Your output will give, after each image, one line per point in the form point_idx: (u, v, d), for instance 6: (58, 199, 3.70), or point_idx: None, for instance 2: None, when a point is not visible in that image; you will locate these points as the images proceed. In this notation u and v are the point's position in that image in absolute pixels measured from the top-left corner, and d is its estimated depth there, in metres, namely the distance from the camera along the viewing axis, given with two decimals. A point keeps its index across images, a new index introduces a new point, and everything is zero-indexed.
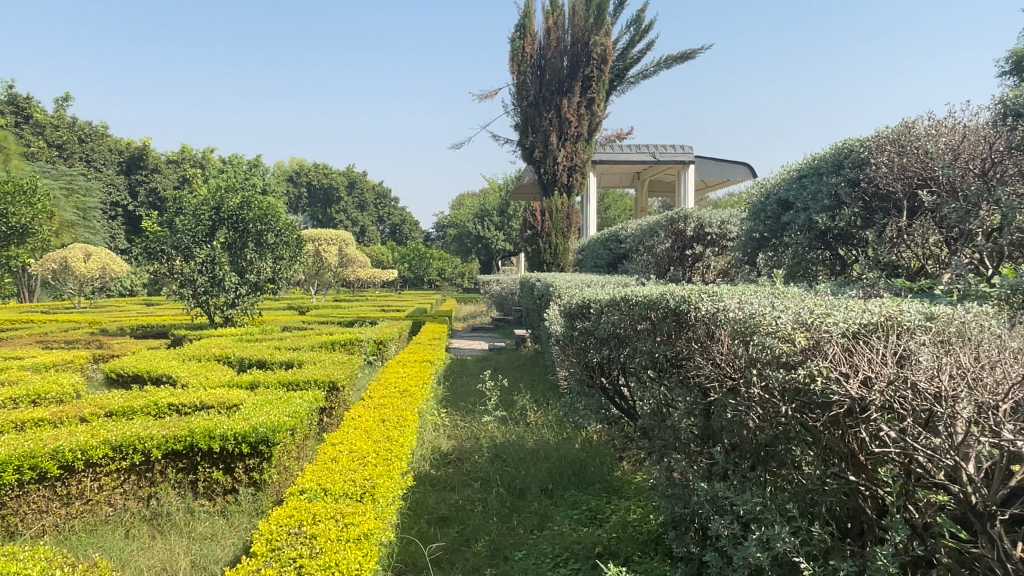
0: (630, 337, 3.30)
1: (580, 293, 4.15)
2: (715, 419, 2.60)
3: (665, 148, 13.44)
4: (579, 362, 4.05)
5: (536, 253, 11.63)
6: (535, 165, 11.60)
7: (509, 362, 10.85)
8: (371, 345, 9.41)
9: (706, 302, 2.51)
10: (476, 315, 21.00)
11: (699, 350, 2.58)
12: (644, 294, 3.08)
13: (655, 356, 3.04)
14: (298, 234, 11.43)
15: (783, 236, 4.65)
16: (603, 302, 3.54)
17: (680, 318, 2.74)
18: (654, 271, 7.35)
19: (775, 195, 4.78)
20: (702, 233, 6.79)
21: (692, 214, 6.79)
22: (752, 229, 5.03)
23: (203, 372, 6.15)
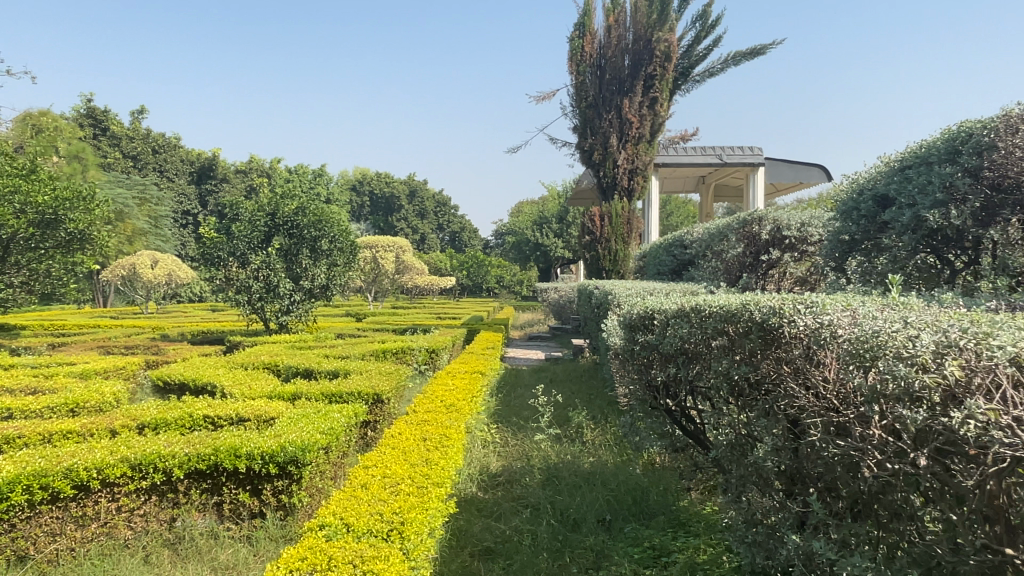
0: (701, 354, 2.85)
1: (642, 302, 3.70)
2: (807, 458, 2.15)
3: (732, 150, 12.79)
4: (641, 379, 3.62)
5: (594, 260, 11.17)
6: (594, 168, 11.17)
7: (566, 374, 10.41)
8: (423, 355, 9.13)
9: (804, 315, 2.07)
10: (533, 324, 20.61)
11: (793, 374, 2.14)
12: (720, 304, 2.64)
13: (732, 378, 2.58)
14: (352, 240, 11.29)
15: (882, 237, 4.11)
16: (669, 313, 3.11)
17: (766, 335, 2.29)
18: (723, 278, 6.84)
19: (871, 190, 4.23)
20: (779, 237, 6.16)
21: (767, 216, 6.22)
22: (840, 230, 4.49)
23: (248, 381, 5.94)
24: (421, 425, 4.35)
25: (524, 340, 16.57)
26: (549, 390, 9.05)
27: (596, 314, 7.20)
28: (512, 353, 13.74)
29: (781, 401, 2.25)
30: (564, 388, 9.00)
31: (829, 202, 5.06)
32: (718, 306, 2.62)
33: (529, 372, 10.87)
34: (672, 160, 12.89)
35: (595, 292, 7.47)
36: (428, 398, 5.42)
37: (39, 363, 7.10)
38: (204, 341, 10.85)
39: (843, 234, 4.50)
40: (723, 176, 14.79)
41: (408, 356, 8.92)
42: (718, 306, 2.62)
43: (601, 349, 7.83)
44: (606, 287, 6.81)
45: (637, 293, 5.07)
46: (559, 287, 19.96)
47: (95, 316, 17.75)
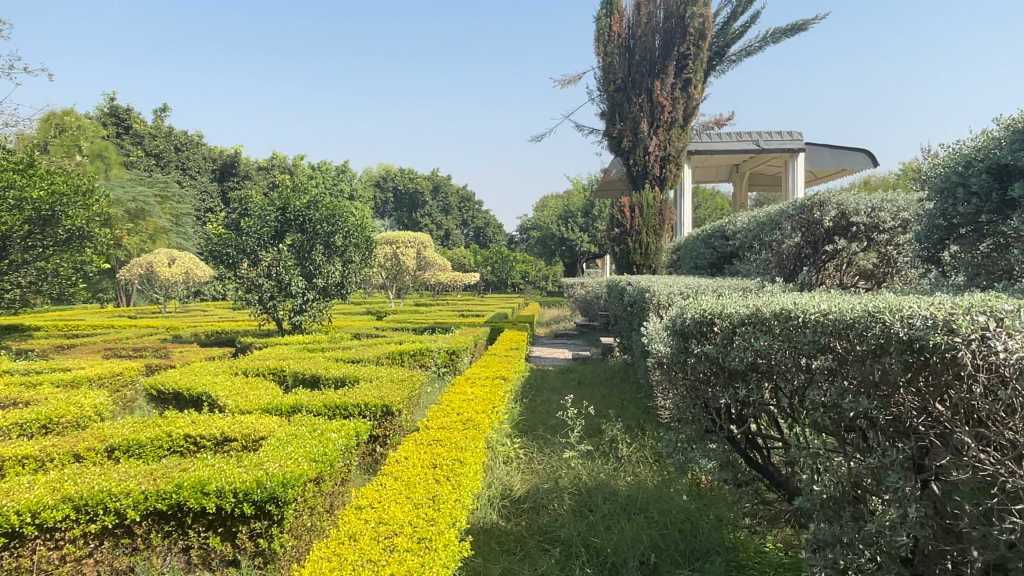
0: (792, 374, 2.33)
1: (693, 302, 3.10)
2: (974, 522, 1.79)
3: (771, 135, 11.99)
4: (690, 398, 3.08)
5: (624, 254, 10.50)
6: (623, 156, 10.49)
7: (594, 376, 9.76)
8: (442, 357, 8.54)
9: (986, 345, 1.69)
10: (559, 320, 19.93)
11: (965, 419, 1.76)
12: (822, 312, 2.16)
13: (845, 411, 2.09)
14: (367, 235, 10.75)
15: (1011, 218, 3.40)
16: (739, 319, 2.53)
17: (916, 363, 1.85)
18: (776, 272, 6.15)
19: (989, 160, 3.50)
20: (844, 224, 5.50)
21: (829, 200, 5.53)
22: (950, 215, 3.78)
23: (246, 390, 5.39)
24: (432, 445, 3.79)
25: (549, 338, 15.93)
26: (576, 393, 8.42)
27: (630, 313, 6.55)
28: (537, 352, 13.09)
29: (936, 450, 1.85)
30: (592, 392, 8.36)
31: (916, 182, 4.38)
32: (818, 312, 2.16)
33: (555, 374, 10.24)
34: (707, 146, 12.17)
35: (628, 288, 6.81)
36: (443, 410, 4.83)
37: (31, 370, 6.65)
38: (216, 343, 10.40)
39: (948, 217, 3.81)
40: (759, 164, 13.98)
41: (427, 359, 8.36)
42: (818, 313, 2.17)
43: (634, 351, 7.17)
44: (640, 283, 6.15)
45: (679, 291, 4.43)
46: (586, 282, 19.24)
47: (113, 316, 17.50)
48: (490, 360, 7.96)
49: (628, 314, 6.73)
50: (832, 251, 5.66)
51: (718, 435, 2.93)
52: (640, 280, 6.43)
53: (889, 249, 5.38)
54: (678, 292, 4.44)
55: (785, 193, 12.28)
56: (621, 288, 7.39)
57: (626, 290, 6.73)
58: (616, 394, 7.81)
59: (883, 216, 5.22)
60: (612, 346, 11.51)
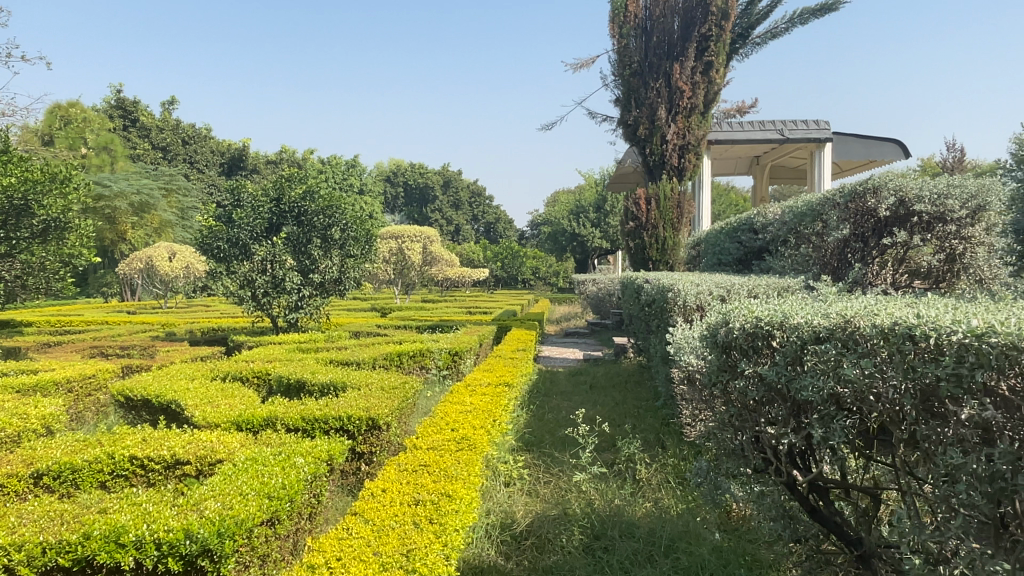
0: (912, 415, 1.76)
1: (739, 307, 2.54)
2: None
3: (796, 124, 11.33)
4: (736, 427, 2.49)
5: (639, 249, 9.85)
6: (639, 145, 9.86)
7: (606, 378, 9.14)
8: (444, 360, 7.96)
9: None
10: (570, 318, 19.32)
11: None
12: (973, 334, 1.60)
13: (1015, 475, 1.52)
14: (369, 229, 10.09)
15: None
16: (826, 331, 1.98)
17: None
18: (818, 267, 5.65)
19: None
20: (903, 213, 4.95)
21: (887, 185, 4.98)
22: None
23: (219, 398, 4.84)
24: (416, 472, 3.20)
25: (560, 337, 15.32)
26: (587, 399, 7.80)
27: (649, 313, 5.94)
28: (547, 352, 12.49)
29: None
30: (604, 398, 7.74)
31: None
32: (964, 333, 1.61)
33: (564, 376, 9.62)
34: (730, 135, 11.51)
35: (646, 283, 6.20)
36: (436, 423, 4.26)
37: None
38: (208, 342, 9.87)
39: None
40: (782, 155, 13.31)
41: (426, 361, 7.75)
42: (964, 335, 1.61)
43: (652, 355, 6.56)
44: (660, 279, 5.54)
45: (712, 293, 3.85)
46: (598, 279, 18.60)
47: (112, 311, 17.06)
48: (494, 363, 7.37)
49: (646, 314, 6.11)
50: (885, 244, 5.14)
51: (772, 477, 2.32)
52: (661, 276, 5.82)
53: (953, 242, 4.76)
54: (709, 294, 3.86)
55: (811, 185, 11.61)
56: (637, 283, 6.79)
57: (644, 286, 6.11)
58: (631, 401, 7.20)
59: (950, 204, 4.67)
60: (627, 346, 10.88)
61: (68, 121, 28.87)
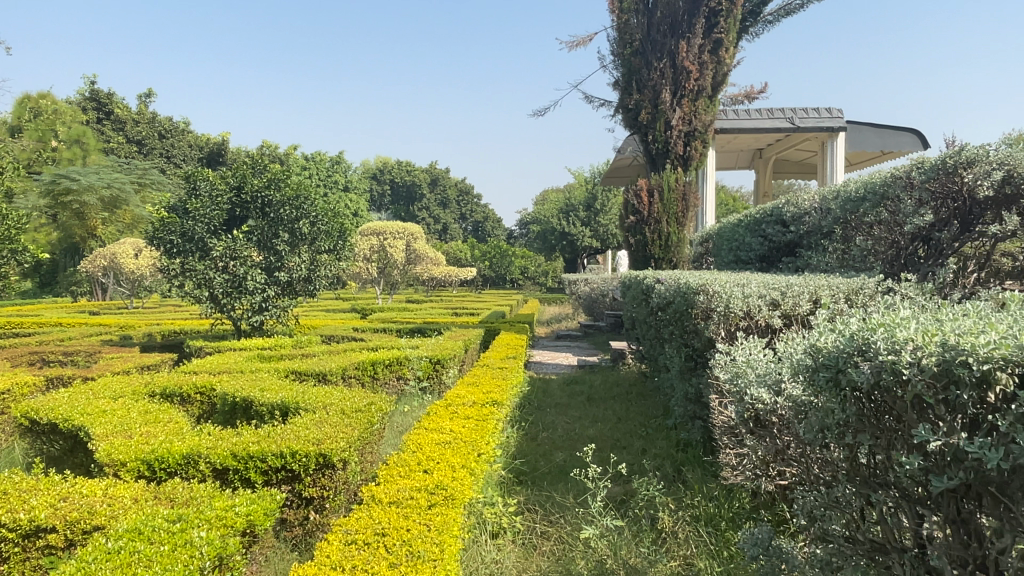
0: None
1: (867, 327, 1.75)
2: None
3: (807, 112, 10.52)
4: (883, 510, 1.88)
5: (640, 245, 8.98)
6: (640, 132, 8.98)
7: (606, 388, 8.27)
8: (426, 369, 7.07)
9: None
10: (561, 319, 18.44)
11: None
12: None
13: None
14: (342, 222, 9.18)
15: None
16: None
17: None
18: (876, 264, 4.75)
19: None
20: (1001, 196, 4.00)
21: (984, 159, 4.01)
22: None
23: (140, 424, 3.91)
24: (364, 548, 2.30)
25: (551, 340, 14.43)
26: (585, 414, 6.94)
27: (664, 319, 5.07)
28: (538, 357, 11.59)
29: None
30: (606, 413, 6.85)
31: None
32: None
33: (558, 385, 8.74)
34: (736, 122, 10.67)
35: (658, 282, 5.32)
36: (410, 457, 3.41)
37: None
38: (164, 347, 8.91)
39: None
40: (789, 147, 12.47)
41: (404, 370, 6.89)
42: None
43: (664, 367, 5.69)
44: (678, 278, 4.67)
45: (766, 302, 3.06)
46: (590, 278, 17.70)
47: (75, 312, 16.04)
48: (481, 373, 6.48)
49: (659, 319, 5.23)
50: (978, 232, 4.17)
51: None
52: (677, 275, 4.96)
53: None
54: (761, 302, 3.07)
55: (822, 178, 10.80)
56: (644, 280, 5.92)
57: (656, 286, 5.23)
58: (636, 418, 6.31)
59: None
60: (626, 352, 10.00)
61: (38, 113, 27.74)
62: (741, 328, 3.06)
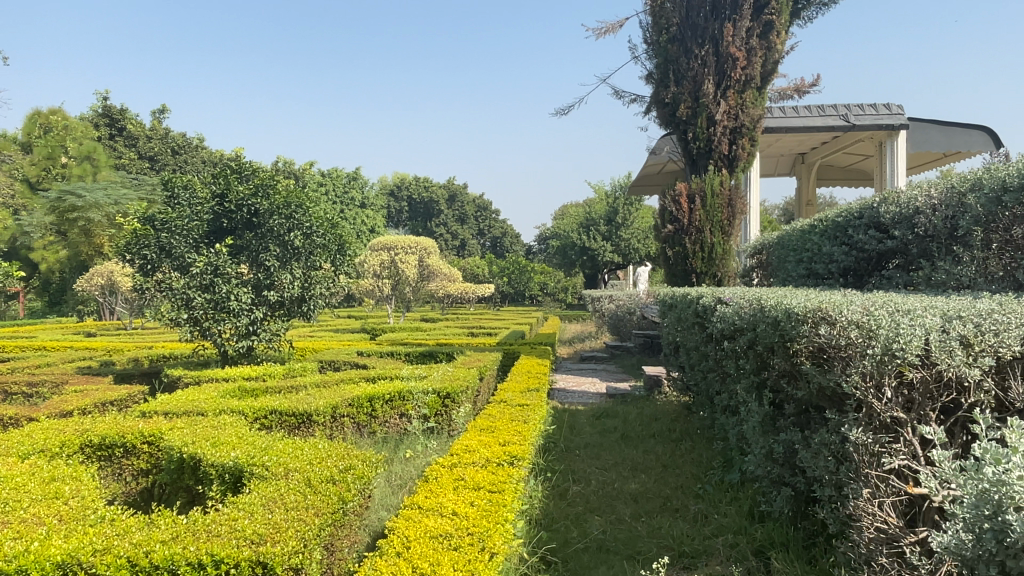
0: None
1: None
2: None
3: (863, 108, 9.40)
4: None
5: (680, 259, 7.87)
6: (678, 130, 7.92)
7: (644, 422, 7.14)
8: (435, 407, 6.04)
9: None
10: (584, 338, 17.28)
11: None
12: None
13: None
14: (341, 233, 8.10)
15: None
16: None
17: None
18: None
19: None
20: None
21: None
22: None
23: (33, 502, 2.88)
24: None
25: (574, 361, 13.30)
26: (623, 458, 5.82)
27: (734, 349, 3.96)
28: (561, 383, 10.46)
29: None
30: (649, 458, 5.72)
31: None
32: None
33: (587, 419, 7.62)
34: (786, 120, 9.57)
35: (720, 300, 4.21)
36: (395, 561, 2.35)
37: None
38: (143, 376, 7.93)
39: None
40: (837, 150, 11.34)
41: (407, 408, 5.91)
42: None
43: (727, 407, 4.57)
44: (757, 296, 3.55)
45: (957, 340, 2.06)
46: (615, 295, 16.53)
47: (71, 333, 15.19)
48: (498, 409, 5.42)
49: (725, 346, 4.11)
50: None
51: None
52: (750, 291, 3.85)
53: None
54: (948, 341, 2.06)
55: (880, 182, 9.66)
56: (696, 297, 4.81)
57: (720, 306, 4.12)
58: (687, 467, 5.17)
59: None
60: (662, 378, 8.86)
61: (48, 130, 27.34)
62: (930, 382, 2.11)
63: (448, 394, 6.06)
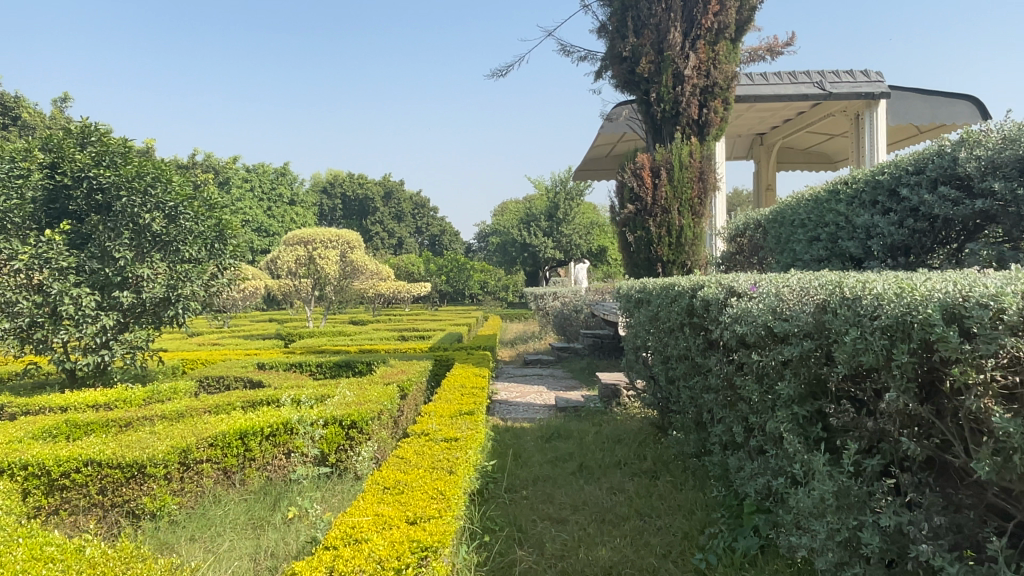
0: None
1: None
2: None
3: (839, 75, 8.34)
4: None
5: (642, 245, 6.52)
6: (638, 91, 6.59)
7: (605, 447, 5.76)
8: (337, 441, 4.60)
9: None
10: (526, 340, 15.88)
11: None
12: None
13: None
14: (221, 216, 6.41)
15: None
16: None
17: None
18: None
19: None
20: None
21: None
22: None
23: None
24: None
25: (517, 367, 11.85)
26: (583, 504, 4.43)
27: (760, 365, 2.67)
28: (503, 393, 9.03)
29: None
30: (617, 503, 4.34)
31: None
32: None
33: (534, 443, 6.20)
34: (755, 87, 8.37)
35: (734, 294, 2.90)
36: None
37: None
38: None
39: None
40: (802, 128, 10.29)
41: (299, 444, 4.45)
42: None
43: (736, 444, 3.25)
44: (816, 285, 2.27)
45: None
46: (560, 292, 15.21)
47: None
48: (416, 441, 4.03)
49: (742, 359, 2.82)
50: None
51: None
52: (788, 279, 2.57)
53: None
54: None
55: (857, 160, 8.65)
56: (685, 289, 3.51)
57: (734, 301, 2.82)
58: (676, 518, 3.82)
59: None
60: (620, 388, 7.53)
61: None
62: None
63: (354, 422, 4.64)
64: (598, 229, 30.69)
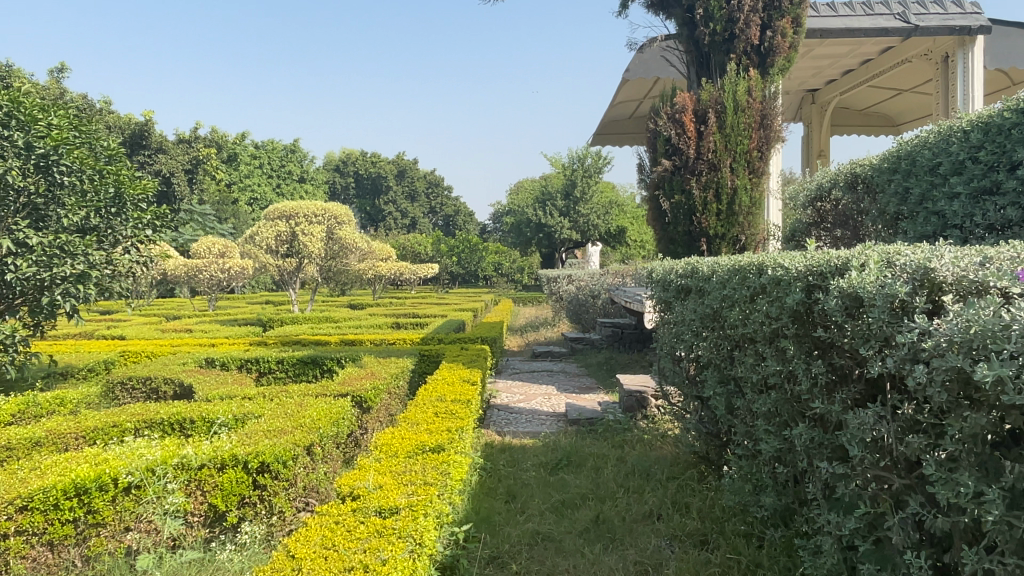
0: None
1: None
2: None
3: (926, 5, 6.69)
4: None
5: (680, 214, 4.97)
6: (678, 10, 5.00)
7: (629, 486, 4.23)
8: (240, 492, 3.16)
9: None
10: (536, 328, 14.32)
11: None
12: None
13: None
14: (119, 177, 5.36)
15: None
16: None
17: None
18: None
19: None
20: None
21: None
22: None
23: None
24: None
25: (523, 360, 10.31)
26: None
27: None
28: (505, 395, 7.55)
29: None
30: None
31: None
32: None
33: (535, 474, 4.69)
34: (821, 20, 6.73)
35: (942, 289, 1.43)
36: None
37: None
38: None
39: None
40: (866, 81, 8.63)
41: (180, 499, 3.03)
42: None
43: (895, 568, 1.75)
44: None
45: None
46: (576, 276, 13.69)
47: None
48: (340, 507, 2.60)
49: (960, 428, 1.34)
50: None
51: None
52: None
53: None
54: None
55: (947, 112, 7.02)
56: (787, 270, 2.01)
57: (952, 305, 1.35)
58: None
59: None
60: (646, 396, 6.01)
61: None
62: None
63: (264, 464, 3.19)
64: (617, 208, 28.87)
